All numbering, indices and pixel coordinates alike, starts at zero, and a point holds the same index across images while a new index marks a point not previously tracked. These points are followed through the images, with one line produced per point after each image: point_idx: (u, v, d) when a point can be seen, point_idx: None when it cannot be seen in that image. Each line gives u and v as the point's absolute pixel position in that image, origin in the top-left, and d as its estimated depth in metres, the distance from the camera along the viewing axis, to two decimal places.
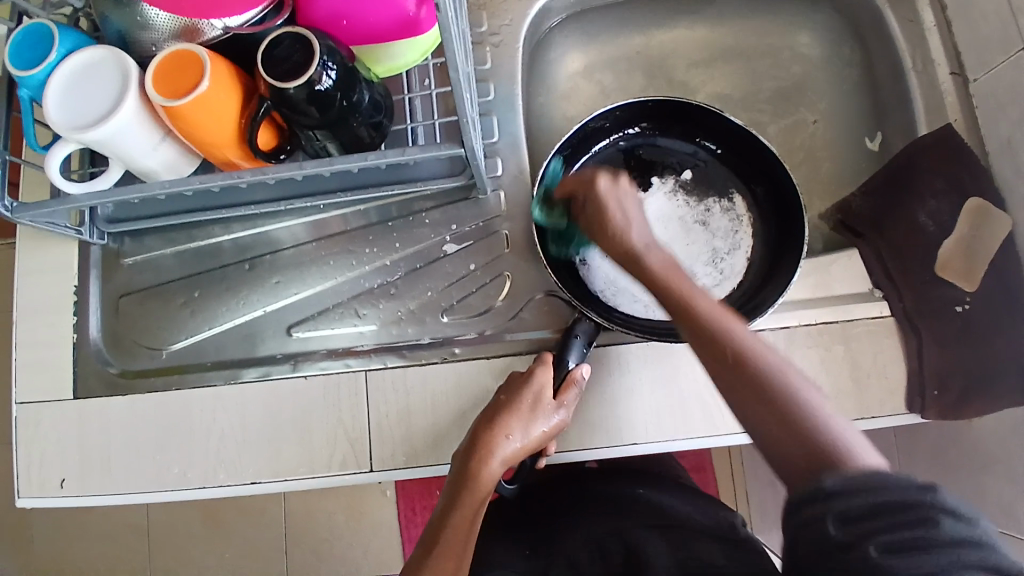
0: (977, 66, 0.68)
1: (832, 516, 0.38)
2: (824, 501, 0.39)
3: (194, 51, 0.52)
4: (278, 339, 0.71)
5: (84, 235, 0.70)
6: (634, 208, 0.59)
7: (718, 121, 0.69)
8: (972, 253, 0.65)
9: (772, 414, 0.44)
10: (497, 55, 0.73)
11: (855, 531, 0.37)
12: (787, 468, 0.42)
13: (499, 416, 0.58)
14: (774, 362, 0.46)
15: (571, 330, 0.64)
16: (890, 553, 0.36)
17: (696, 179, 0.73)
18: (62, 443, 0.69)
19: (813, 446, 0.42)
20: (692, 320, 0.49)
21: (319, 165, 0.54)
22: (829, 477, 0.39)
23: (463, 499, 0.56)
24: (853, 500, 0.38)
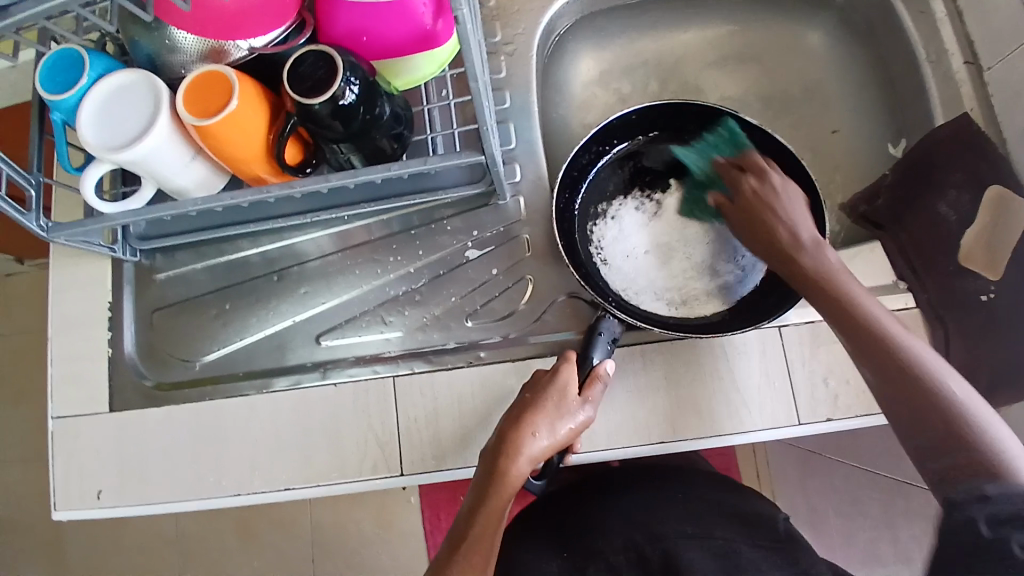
0: (991, 55, 0.67)
1: (984, 518, 0.46)
2: (979, 504, 0.47)
3: (223, 72, 0.54)
4: (307, 347, 0.72)
5: (117, 252, 0.73)
6: (797, 203, 0.62)
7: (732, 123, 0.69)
8: (995, 242, 0.65)
9: (923, 416, 0.51)
10: (512, 64, 0.74)
11: (1002, 530, 0.45)
12: (933, 459, 0.51)
13: (525, 415, 0.58)
14: (932, 362, 0.53)
15: (595, 327, 0.65)
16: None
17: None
18: (102, 455, 0.72)
19: (963, 447, 0.49)
20: (860, 327, 0.55)
21: (345, 177, 0.56)
22: (991, 483, 0.47)
23: (490, 499, 0.56)
24: (1006, 506, 0.45)
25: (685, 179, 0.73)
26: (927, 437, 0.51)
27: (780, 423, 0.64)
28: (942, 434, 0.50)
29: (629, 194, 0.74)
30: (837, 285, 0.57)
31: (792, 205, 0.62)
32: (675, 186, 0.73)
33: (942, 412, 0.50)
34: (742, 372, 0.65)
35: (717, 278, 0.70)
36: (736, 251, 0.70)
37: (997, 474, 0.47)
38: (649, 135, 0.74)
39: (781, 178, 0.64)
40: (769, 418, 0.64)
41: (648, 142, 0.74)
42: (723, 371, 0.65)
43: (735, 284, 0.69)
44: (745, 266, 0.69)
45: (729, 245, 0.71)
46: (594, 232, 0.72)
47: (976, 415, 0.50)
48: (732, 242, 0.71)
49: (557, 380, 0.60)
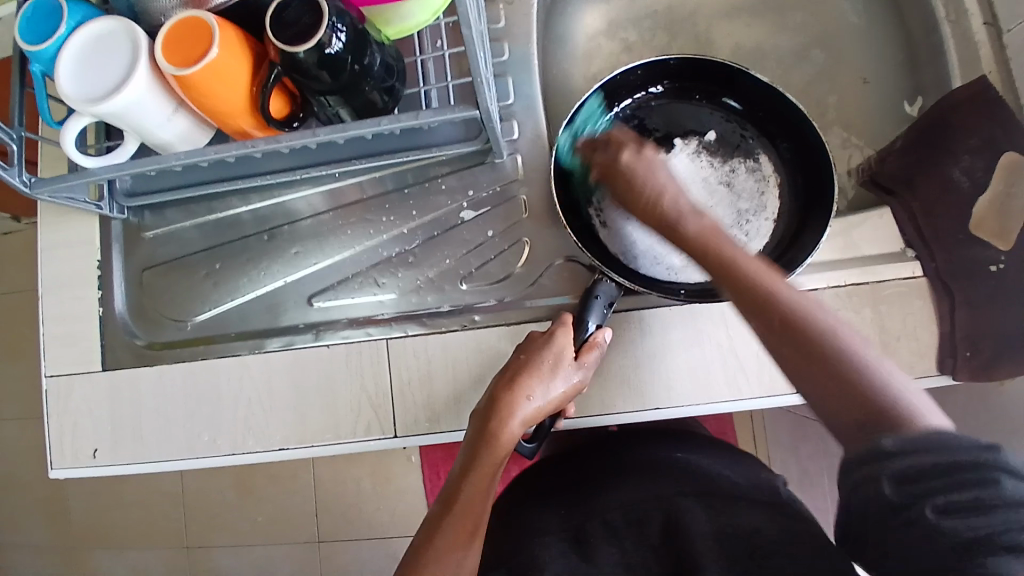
0: (1011, 17, 0.64)
1: (887, 476, 0.41)
2: (886, 463, 0.41)
3: (202, 17, 0.51)
4: (299, 309, 0.71)
5: (104, 209, 0.71)
6: (665, 171, 0.58)
7: (745, 80, 0.66)
8: (1008, 209, 0.62)
9: (826, 382, 0.44)
10: (511, 13, 0.70)
11: (909, 491, 0.40)
12: (844, 431, 0.43)
13: (519, 376, 0.57)
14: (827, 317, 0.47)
15: (591, 290, 0.63)
16: (944, 514, 0.40)
17: (721, 140, 0.70)
18: (95, 414, 0.71)
19: (858, 399, 0.43)
20: (751, 297, 0.48)
21: (333, 131, 0.53)
22: (890, 436, 0.41)
23: (480, 459, 0.55)
24: (913, 460, 0.40)
25: (690, 138, 0.71)
26: (833, 411, 0.44)
27: (777, 392, 0.63)
28: (850, 404, 0.43)
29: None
30: (724, 257, 0.51)
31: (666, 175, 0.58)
32: (680, 145, 0.71)
33: (841, 377, 0.44)
34: (739, 341, 0.63)
35: None
36: (739, 216, 0.69)
37: (896, 426, 0.41)
38: (654, 90, 0.71)
39: (654, 153, 0.60)
40: (765, 387, 0.63)
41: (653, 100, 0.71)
42: (720, 338, 0.64)
43: (737, 249, 0.68)
44: (748, 232, 0.68)
45: (733, 210, 0.69)
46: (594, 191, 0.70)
47: (882, 379, 0.43)
48: (735, 206, 0.69)
49: (552, 342, 0.59)
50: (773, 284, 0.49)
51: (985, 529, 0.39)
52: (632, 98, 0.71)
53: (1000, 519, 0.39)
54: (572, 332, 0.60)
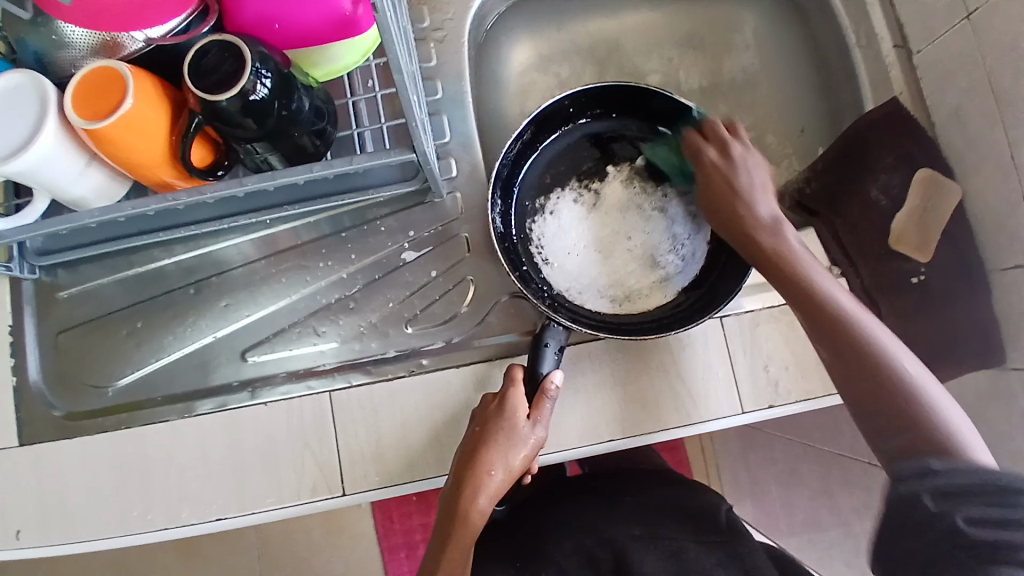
0: (920, 38, 0.68)
1: (928, 491, 0.46)
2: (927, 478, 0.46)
3: (114, 67, 0.48)
4: (233, 365, 0.67)
5: (14, 271, 0.66)
6: (760, 175, 0.61)
7: (662, 100, 0.68)
8: (924, 224, 0.65)
9: (872, 387, 0.51)
10: (443, 52, 0.70)
11: (947, 504, 0.45)
12: (889, 436, 0.50)
13: (478, 452, 0.57)
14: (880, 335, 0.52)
15: (540, 338, 0.62)
16: (973, 524, 0.43)
17: (650, 164, 0.71)
18: (9, 495, 0.64)
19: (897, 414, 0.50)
20: (812, 303, 0.53)
21: (261, 179, 0.51)
22: (936, 459, 0.47)
23: (455, 537, 0.57)
24: (953, 481, 0.45)
25: (622, 164, 0.71)
26: (875, 408, 0.51)
27: (724, 413, 0.63)
28: (891, 405, 0.50)
29: (566, 186, 0.71)
30: (796, 265, 0.55)
31: (756, 180, 0.60)
32: (612, 172, 0.71)
33: (890, 388, 0.50)
34: (686, 365, 0.64)
35: (658, 271, 0.68)
36: (675, 240, 0.69)
37: (942, 451, 0.48)
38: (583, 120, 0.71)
39: (750, 155, 0.62)
40: (713, 410, 0.63)
41: (582, 129, 0.71)
42: (667, 365, 0.64)
43: (675, 274, 0.68)
44: (684, 255, 0.68)
45: (668, 234, 0.69)
46: (533, 229, 0.69)
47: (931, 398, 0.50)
48: (671, 231, 0.69)
49: (504, 408, 0.59)
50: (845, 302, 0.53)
51: (1011, 541, 0.42)
52: (560, 130, 0.71)
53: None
54: (523, 388, 0.60)
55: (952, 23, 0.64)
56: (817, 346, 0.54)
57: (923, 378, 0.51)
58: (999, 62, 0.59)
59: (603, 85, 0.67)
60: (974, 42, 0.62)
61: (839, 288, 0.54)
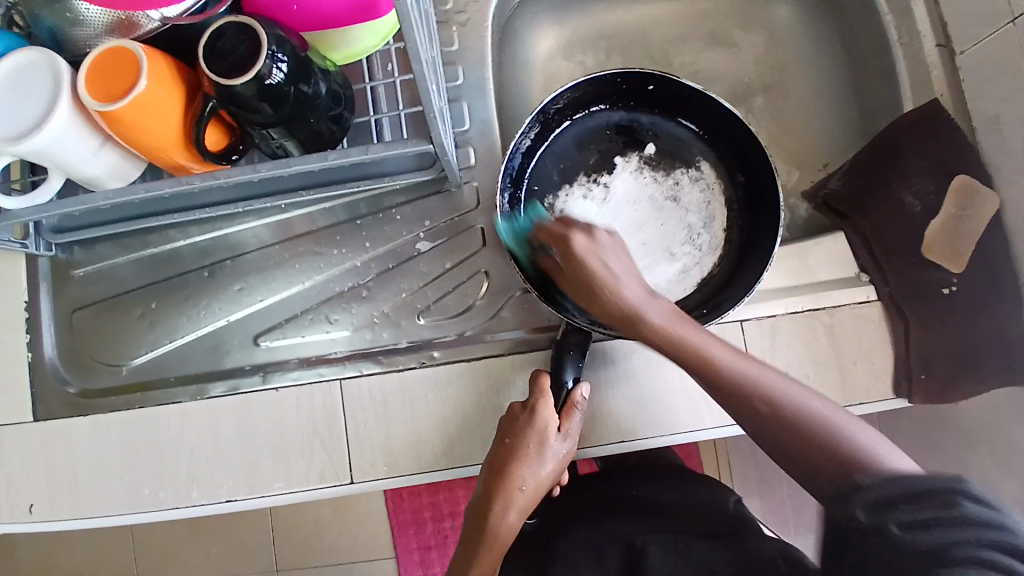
0: (964, 38, 0.64)
1: (860, 505, 0.40)
2: (857, 495, 0.40)
3: (129, 48, 0.47)
4: (245, 349, 0.67)
5: (30, 248, 0.65)
6: (619, 258, 0.52)
7: (672, 88, 0.65)
8: (957, 233, 0.63)
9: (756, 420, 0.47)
10: (464, 35, 0.68)
11: (879, 516, 0.38)
12: (804, 470, 0.44)
13: (508, 466, 0.57)
14: (770, 380, 0.47)
15: (564, 344, 0.61)
16: (905, 529, 0.37)
17: (660, 152, 0.69)
18: (24, 468, 0.65)
19: (817, 457, 0.44)
20: (682, 358, 0.49)
21: (276, 167, 0.50)
22: (862, 475, 0.41)
23: (482, 559, 0.56)
24: (885, 491, 0.39)
25: (630, 154, 0.69)
26: (788, 452, 0.45)
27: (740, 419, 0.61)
28: (804, 440, 0.45)
29: (574, 180, 0.68)
30: (674, 337, 0.49)
31: (614, 263, 0.51)
32: (621, 163, 0.69)
33: (798, 429, 0.45)
34: None
35: (675, 262, 0.67)
36: (690, 230, 0.68)
37: (863, 468, 0.42)
38: (593, 109, 0.68)
39: (606, 233, 0.54)
40: (728, 415, 0.62)
41: (592, 116, 0.68)
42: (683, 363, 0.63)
43: (692, 267, 0.67)
44: (700, 247, 0.67)
45: (683, 224, 0.68)
46: None
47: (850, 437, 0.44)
48: (685, 221, 0.68)
49: (535, 420, 0.57)
50: (719, 350, 0.48)
51: (958, 538, 0.36)
52: (570, 119, 0.68)
53: (964, 532, 0.36)
54: (551, 399, 0.58)
55: (1005, 23, 0.60)
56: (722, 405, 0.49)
57: (828, 409, 0.46)
58: None
59: (608, 75, 0.63)
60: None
61: (721, 343, 0.49)
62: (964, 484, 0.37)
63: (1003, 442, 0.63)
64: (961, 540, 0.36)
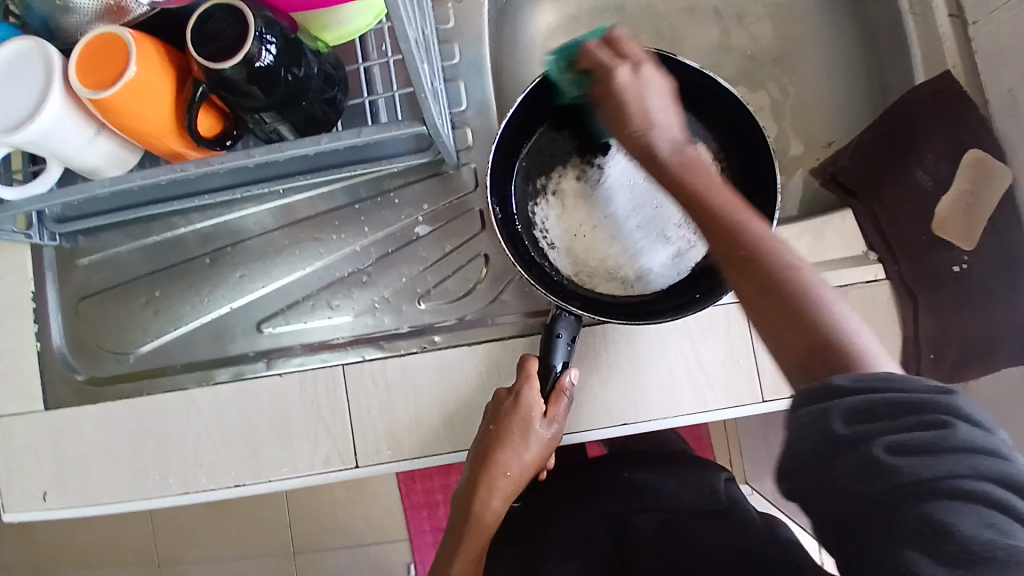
0: (977, 8, 0.62)
1: (838, 413, 0.34)
2: (833, 398, 0.35)
3: (117, 33, 0.47)
4: (248, 336, 0.67)
5: (33, 238, 0.66)
6: (659, 99, 0.50)
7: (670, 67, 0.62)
8: (970, 210, 0.61)
9: (749, 291, 0.41)
10: (461, 13, 0.66)
11: (861, 429, 0.34)
12: (782, 346, 0.39)
13: (493, 449, 0.59)
14: (782, 252, 0.41)
15: (552, 328, 0.59)
16: (897, 454, 0.33)
17: None
18: (37, 454, 0.66)
19: (807, 339, 0.38)
20: (700, 207, 0.44)
21: (269, 152, 0.50)
22: (840, 376, 0.35)
23: (471, 529, 0.61)
24: (866, 398, 0.34)
25: None
26: (774, 331, 0.40)
27: (743, 401, 0.61)
28: (786, 318, 0.39)
29: (568, 162, 0.67)
30: (694, 182, 0.45)
31: (650, 102, 0.49)
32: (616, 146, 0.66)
33: (793, 303, 0.39)
34: (706, 351, 0.62)
35: (667, 248, 0.64)
36: None
37: (847, 365, 0.37)
38: None
39: (654, 74, 0.50)
40: (733, 397, 0.61)
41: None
42: (687, 346, 0.62)
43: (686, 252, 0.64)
44: (696, 231, 0.64)
45: None
46: (535, 214, 0.66)
47: (845, 330, 0.38)
48: None
49: (518, 407, 0.58)
50: (751, 220, 0.43)
51: (936, 470, 0.32)
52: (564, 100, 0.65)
53: (956, 463, 0.32)
54: (537, 385, 0.59)
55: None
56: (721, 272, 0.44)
57: (837, 302, 0.39)
58: None
59: None
60: None
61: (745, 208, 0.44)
62: (956, 403, 0.33)
63: None
64: (954, 469, 0.32)
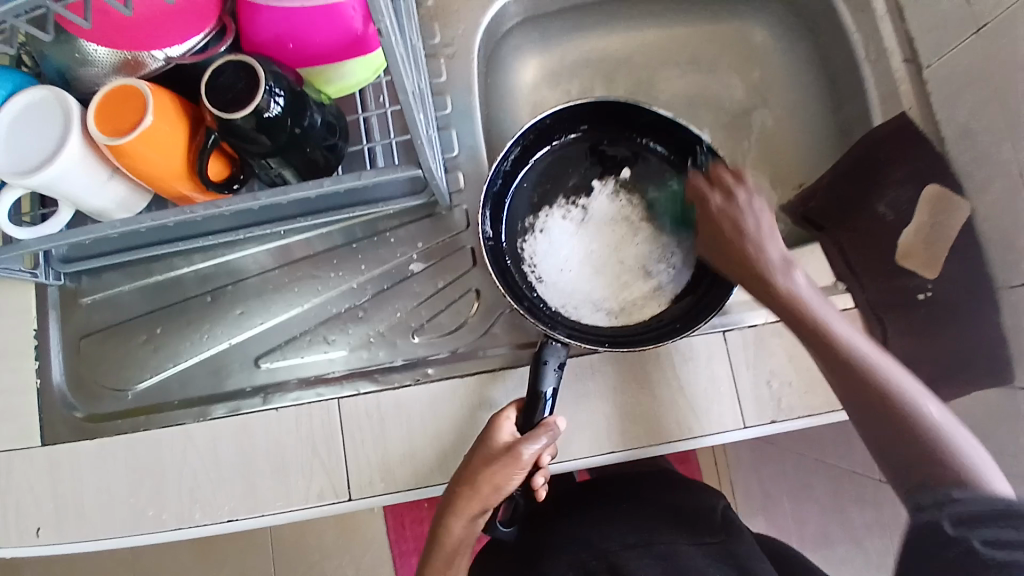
0: (931, 53, 0.67)
1: (948, 517, 0.47)
2: (947, 506, 0.47)
3: (136, 86, 0.51)
4: (246, 371, 0.69)
5: (39, 277, 0.68)
6: (767, 223, 0.58)
7: (643, 115, 0.68)
8: (931, 240, 0.65)
9: (878, 410, 0.50)
10: (453, 66, 0.72)
11: (964, 530, 0.46)
12: (877, 449, 0.51)
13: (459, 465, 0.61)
14: (903, 382, 0.50)
15: (541, 354, 0.60)
16: (989, 545, 0.45)
17: (634, 176, 0.72)
18: (32, 493, 0.66)
19: (928, 461, 0.48)
20: (806, 327, 0.53)
21: (274, 195, 0.53)
22: (958, 491, 0.47)
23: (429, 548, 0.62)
24: (974, 508, 0.46)
25: (607, 178, 0.72)
26: (891, 442, 0.50)
27: (726, 427, 0.64)
28: (903, 438, 0.49)
29: (554, 203, 0.71)
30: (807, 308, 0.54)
31: (762, 225, 0.58)
32: (598, 187, 0.72)
33: (913, 428, 0.49)
34: (688, 378, 0.65)
35: (648, 280, 0.68)
36: (664, 249, 0.69)
37: (962, 483, 0.47)
38: (571, 136, 0.71)
39: (750, 195, 0.59)
40: (715, 424, 0.64)
41: (569, 144, 0.71)
42: (667, 376, 0.65)
43: (666, 284, 0.68)
44: (674, 264, 0.68)
45: (657, 243, 0.70)
46: (524, 248, 0.69)
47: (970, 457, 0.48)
48: (659, 240, 0.70)
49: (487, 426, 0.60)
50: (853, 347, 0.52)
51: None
52: (549, 145, 0.71)
53: None
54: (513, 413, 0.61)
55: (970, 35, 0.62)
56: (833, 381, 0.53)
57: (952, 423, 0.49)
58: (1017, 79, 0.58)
59: (585, 102, 0.67)
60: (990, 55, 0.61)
61: (852, 330, 0.53)
62: None
63: None
64: None
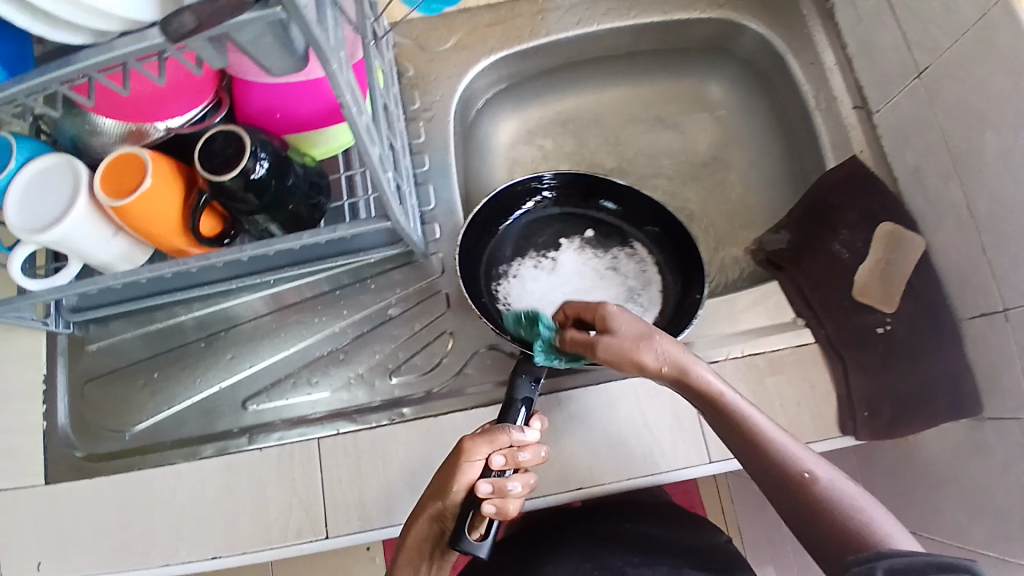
0: (879, 99, 0.72)
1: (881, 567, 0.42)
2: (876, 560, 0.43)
3: (138, 153, 0.57)
4: (234, 413, 0.73)
5: (50, 325, 0.74)
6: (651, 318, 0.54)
7: (609, 185, 0.74)
8: (888, 278, 0.68)
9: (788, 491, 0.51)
10: (431, 128, 0.78)
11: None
12: (793, 519, 0.51)
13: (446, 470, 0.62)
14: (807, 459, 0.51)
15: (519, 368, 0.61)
16: None
17: (597, 236, 0.77)
18: (30, 531, 0.70)
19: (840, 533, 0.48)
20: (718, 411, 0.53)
21: (261, 246, 0.59)
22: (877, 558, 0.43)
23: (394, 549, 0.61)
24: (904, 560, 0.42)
25: (573, 237, 0.77)
26: (795, 514, 0.51)
27: (692, 462, 0.66)
28: (812, 512, 0.49)
29: (526, 255, 0.76)
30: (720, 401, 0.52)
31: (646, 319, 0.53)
32: (566, 244, 0.77)
33: (821, 504, 0.49)
34: (654, 416, 0.67)
35: None
36: (630, 292, 0.74)
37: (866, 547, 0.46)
38: (542, 197, 0.76)
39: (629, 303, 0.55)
40: (682, 458, 0.66)
41: (540, 205, 0.77)
42: (634, 412, 0.67)
43: None
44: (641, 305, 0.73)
45: (623, 288, 0.74)
46: (499, 290, 0.74)
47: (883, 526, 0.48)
48: (625, 285, 0.75)
49: None
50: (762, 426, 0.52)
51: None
52: (521, 208, 0.76)
53: None
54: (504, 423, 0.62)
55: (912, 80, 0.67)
56: (745, 462, 0.54)
57: (860, 496, 0.50)
58: (952, 121, 0.63)
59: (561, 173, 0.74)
60: (927, 100, 0.65)
61: (764, 418, 0.53)
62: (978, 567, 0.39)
63: (959, 479, 0.65)
64: None
